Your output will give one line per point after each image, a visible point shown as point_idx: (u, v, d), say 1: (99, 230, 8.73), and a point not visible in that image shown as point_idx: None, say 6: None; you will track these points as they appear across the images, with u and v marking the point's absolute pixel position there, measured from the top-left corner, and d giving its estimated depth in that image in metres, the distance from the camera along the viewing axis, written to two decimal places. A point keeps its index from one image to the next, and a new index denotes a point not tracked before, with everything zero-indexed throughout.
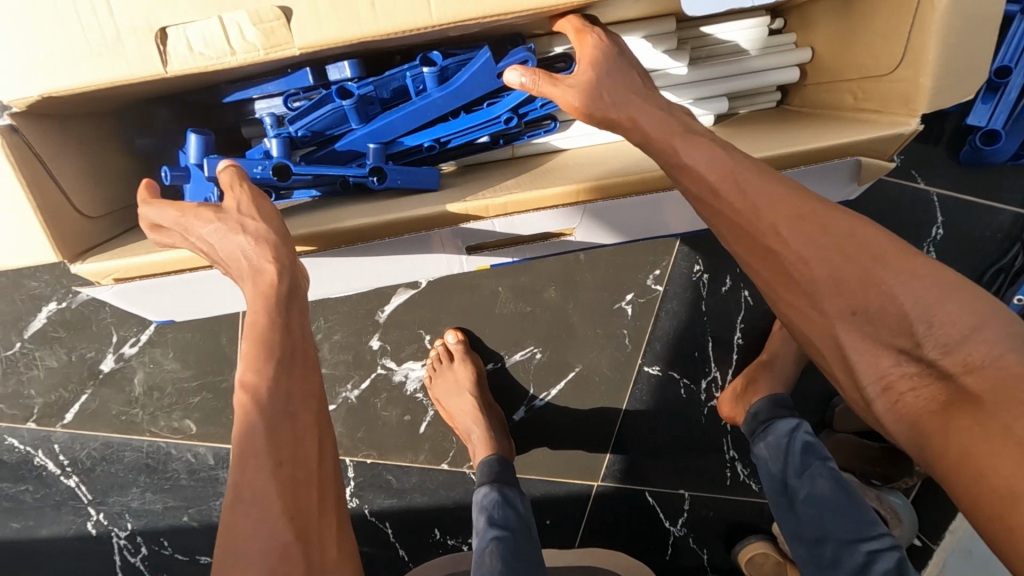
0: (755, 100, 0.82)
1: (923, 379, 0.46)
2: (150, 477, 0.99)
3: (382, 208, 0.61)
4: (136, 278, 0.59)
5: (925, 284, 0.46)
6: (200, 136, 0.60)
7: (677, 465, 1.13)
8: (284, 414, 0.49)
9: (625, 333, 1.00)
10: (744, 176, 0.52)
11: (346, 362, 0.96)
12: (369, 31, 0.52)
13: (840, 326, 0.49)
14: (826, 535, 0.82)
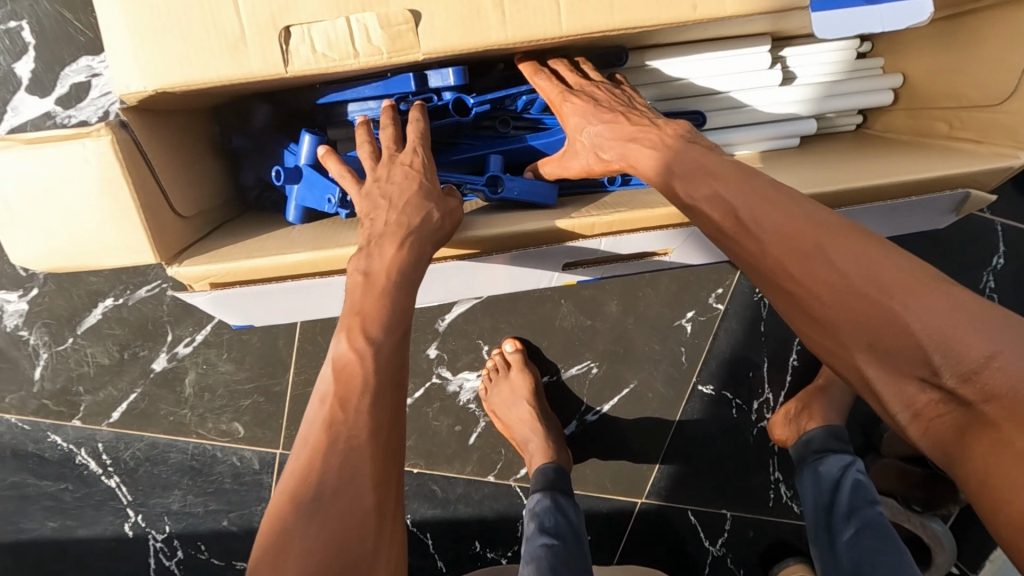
0: (836, 122, 0.82)
1: (946, 407, 0.41)
2: (193, 479, 0.96)
3: (482, 224, 0.61)
4: (228, 283, 0.58)
5: (940, 306, 0.41)
6: (314, 139, 0.65)
7: (721, 484, 1.12)
8: (389, 388, 0.49)
9: (682, 350, 1.00)
10: (751, 210, 0.49)
11: None
12: (494, 40, 0.52)
13: (858, 359, 0.44)
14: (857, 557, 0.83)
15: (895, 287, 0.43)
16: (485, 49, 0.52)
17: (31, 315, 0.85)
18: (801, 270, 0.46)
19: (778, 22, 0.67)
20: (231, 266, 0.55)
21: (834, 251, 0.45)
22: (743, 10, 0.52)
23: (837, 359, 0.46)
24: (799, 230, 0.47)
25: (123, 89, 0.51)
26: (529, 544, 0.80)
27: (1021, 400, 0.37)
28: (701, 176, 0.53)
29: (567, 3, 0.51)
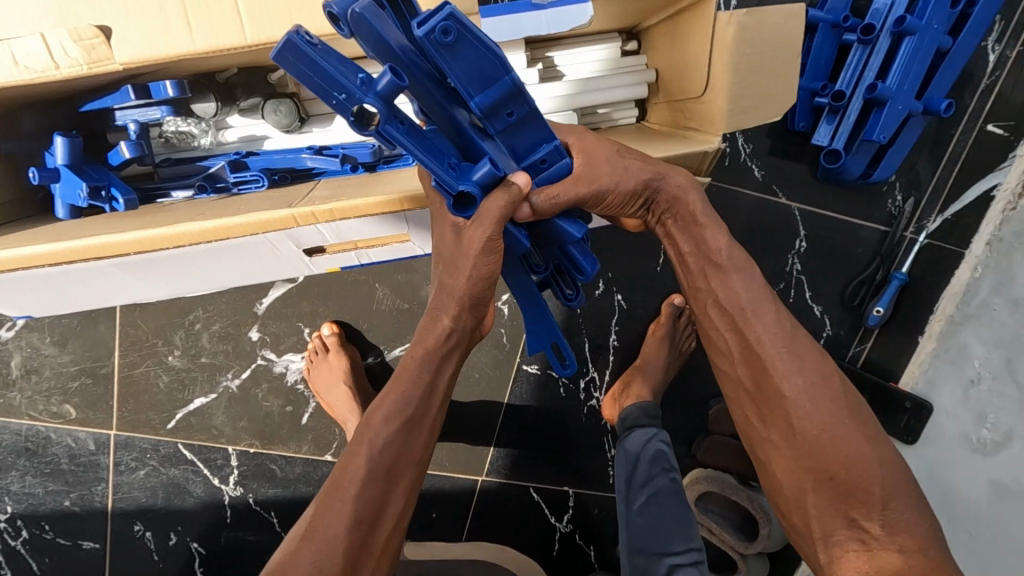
0: (613, 116, 0.88)
1: (864, 545, 0.60)
2: (30, 460, 1.01)
3: (223, 212, 0.65)
4: None
5: (893, 476, 0.62)
6: (67, 141, 0.65)
7: (560, 462, 1.17)
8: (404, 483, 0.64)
9: (502, 332, 1.05)
10: (751, 317, 0.68)
11: (226, 352, 0.98)
12: (186, 52, 0.57)
13: (778, 463, 0.66)
14: (652, 535, 0.91)
15: (835, 423, 0.63)
16: (182, 59, 0.58)
17: None
18: (766, 336, 0.67)
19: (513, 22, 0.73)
20: None
21: (774, 334, 0.67)
22: (420, 18, 0.58)
23: (775, 454, 0.66)
24: (797, 343, 0.67)
25: None
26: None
27: (892, 492, 0.61)
28: (744, 268, 0.70)
29: (248, 16, 0.56)
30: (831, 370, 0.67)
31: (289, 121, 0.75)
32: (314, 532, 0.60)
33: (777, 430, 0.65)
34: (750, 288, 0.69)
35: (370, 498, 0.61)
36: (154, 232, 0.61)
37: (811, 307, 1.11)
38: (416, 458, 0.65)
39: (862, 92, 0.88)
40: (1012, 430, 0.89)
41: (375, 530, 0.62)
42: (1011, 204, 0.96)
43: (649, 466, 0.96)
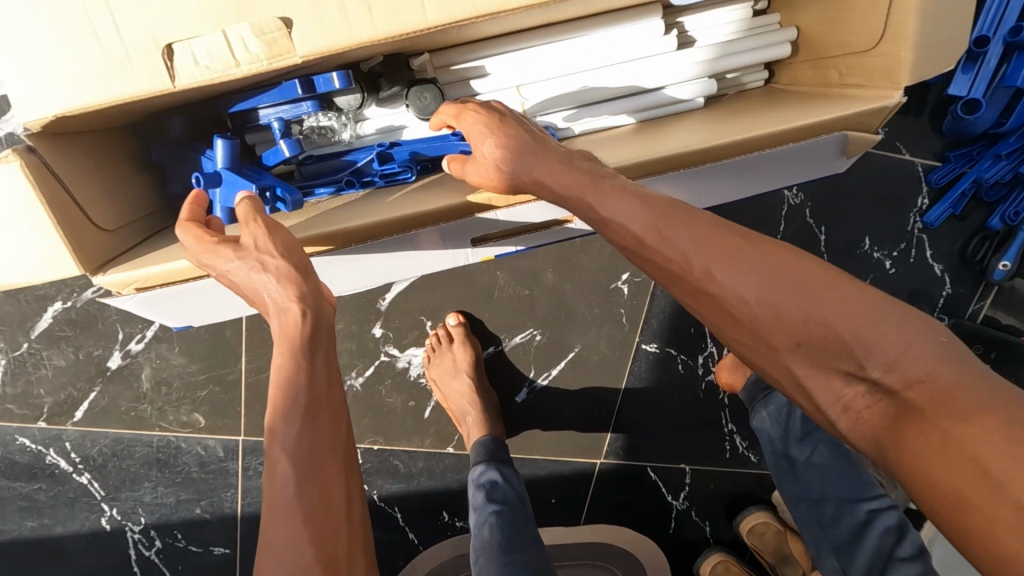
0: (741, 81, 0.85)
1: (873, 396, 0.47)
2: (161, 470, 1.00)
3: (399, 205, 0.63)
4: (154, 287, 0.61)
5: (866, 307, 0.48)
6: (226, 142, 0.63)
7: (677, 437, 1.15)
8: (314, 467, 0.52)
9: (623, 312, 1.02)
10: (720, 273, 0.51)
11: (350, 350, 0.98)
12: (366, 37, 0.55)
13: (787, 358, 0.51)
14: (828, 497, 0.90)
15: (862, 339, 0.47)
16: (358, 47, 0.55)
17: None
18: (749, 297, 0.50)
19: None
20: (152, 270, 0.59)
21: (769, 284, 0.50)
22: None
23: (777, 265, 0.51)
24: (732, 269, 0.51)
25: (28, 118, 0.53)
26: (479, 513, 0.87)
27: (938, 389, 0.44)
28: (738, 263, 0.51)
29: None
30: (735, 243, 0.51)
31: (435, 106, 0.71)
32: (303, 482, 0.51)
33: (727, 326, 0.53)
34: (750, 293, 0.50)
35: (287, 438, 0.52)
36: (335, 233, 0.60)
37: (930, 265, 1.07)
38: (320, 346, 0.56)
39: (1004, 36, 0.84)
40: None
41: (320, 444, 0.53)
42: None
43: (800, 418, 0.91)
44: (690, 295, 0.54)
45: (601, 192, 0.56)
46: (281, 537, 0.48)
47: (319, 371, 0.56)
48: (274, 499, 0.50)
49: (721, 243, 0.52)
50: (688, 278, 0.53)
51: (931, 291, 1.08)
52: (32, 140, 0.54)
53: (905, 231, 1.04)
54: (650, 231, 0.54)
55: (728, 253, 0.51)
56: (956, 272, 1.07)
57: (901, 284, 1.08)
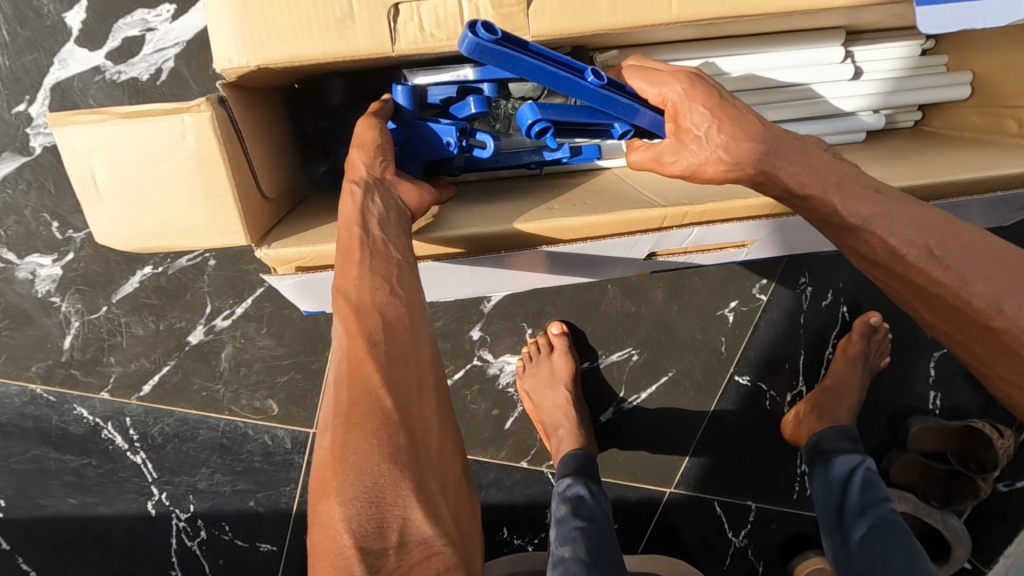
0: (895, 119, 0.81)
1: None
2: (222, 457, 0.93)
3: (581, 207, 0.58)
4: (316, 267, 0.55)
5: None
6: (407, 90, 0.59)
7: (749, 473, 1.12)
8: (390, 379, 0.44)
9: (723, 340, 0.99)
10: (938, 245, 0.48)
11: (443, 350, 0.93)
12: (604, 24, 0.50)
13: (992, 361, 0.50)
14: None
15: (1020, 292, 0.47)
16: (592, 33, 0.51)
17: (65, 280, 0.80)
18: (984, 289, 0.47)
19: (850, 16, 0.67)
20: (324, 249, 0.53)
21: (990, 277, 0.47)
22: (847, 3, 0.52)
23: (908, 243, 0.49)
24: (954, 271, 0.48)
25: (225, 63, 0.48)
26: (563, 526, 0.81)
27: None
28: (920, 244, 0.49)
29: None
30: (958, 232, 0.49)
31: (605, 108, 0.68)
32: (340, 404, 0.43)
33: (931, 316, 0.51)
34: (926, 257, 0.49)
35: (370, 364, 0.44)
36: (531, 227, 0.56)
37: None
38: (405, 278, 0.49)
39: None
40: None
41: (396, 362, 0.45)
42: None
43: (863, 492, 0.89)
44: (908, 295, 0.51)
45: (812, 175, 0.51)
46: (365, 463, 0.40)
47: (349, 289, 0.47)
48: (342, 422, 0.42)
49: (980, 260, 0.48)
50: (873, 259, 0.51)
51: None
52: (225, 90, 0.49)
53: None
54: (837, 216, 0.50)
55: (962, 242, 0.48)
56: None
57: None
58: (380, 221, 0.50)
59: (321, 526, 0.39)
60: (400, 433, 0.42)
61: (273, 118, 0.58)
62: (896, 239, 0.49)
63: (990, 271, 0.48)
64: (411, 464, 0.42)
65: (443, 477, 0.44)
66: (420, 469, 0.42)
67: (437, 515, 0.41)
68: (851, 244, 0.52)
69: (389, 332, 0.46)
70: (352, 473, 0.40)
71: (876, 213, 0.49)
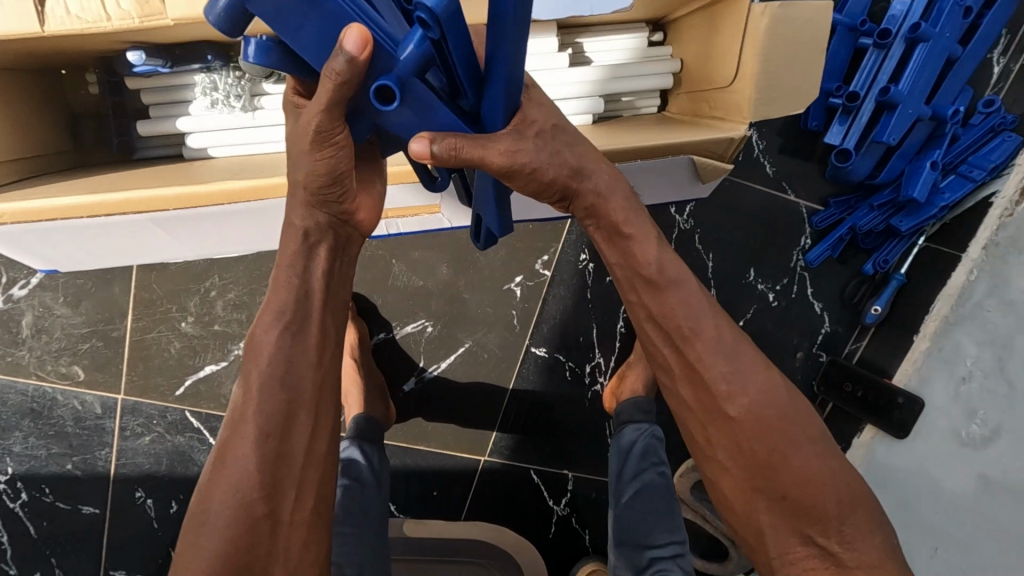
0: (635, 104, 0.90)
1: (820, 561, 0.66)
2: (34, 421, 1.00)
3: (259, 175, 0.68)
4: (10, 223, 0.63)
5: (822, 463, 0.67)
6: None
7: (563, 443, 1.19)
8: (273, 465, 0.58)
9: (514, 314, 1.06)
10: (702, 352, 0.68)
11: (239, 320, 0.99)
12: None
13: (763, 506, 0.67)
14: (623, 539, 0.97)
15: (790, 448, 0.67)
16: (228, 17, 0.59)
17: None
18: (806, 464, 0.67)
19: None
20: (7, 206, 0.61)
21: (810, 452, 0.67)
22: None
23: (708, 350, 0.68)
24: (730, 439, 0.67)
25: None
26: None
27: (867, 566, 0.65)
28: (688, 315, 0.68)
29: None
30: (737, 338, 0.69)
31: None
32: (224, 455, 0.58)
33: (713, 428, 0.68)
34: (753, 395, 0.67)
35: (265, 447, 0.58)
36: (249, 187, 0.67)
37: (811, 302, 1.15)
38: (310, 350, 0.61)
39: (875, 94, 0.92)
40: (999, 426, 0.93)
41: (277, 465, 0.58)
42: (1008, 211, 1.00)
43: (640, 458, 1.01)
44: (716, 414, 0.68)
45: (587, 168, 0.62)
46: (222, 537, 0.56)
47: (262, 357, 0.59)
48: (210, 491, 0.58)
49: (771, 396, 0.68)
50: (676, 333, 0.68)
51: (810, 325, 1.16)
52: None
53: (788, 267, 1.11)
54: (653, 315, 0.69)
55: (726, 353, 0.68)
56: (833, 312, 1.16)
57: (784, 317, 1.15)
58: (324, 277, 0.61)
59: (186, 564, 0.56)
60: (264, 507, 0.57)
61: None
62: (669, 331, 0.69)
63: (774, 396, 0.68)
64: (257, 540, 0.57)
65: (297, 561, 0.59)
66: (269, 542, 0.57)
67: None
68: (700, 385, 0.68)
69: (287, 419, 0.59)
70: (215, 527, 0.56)
71: (703, 385, 0.68)
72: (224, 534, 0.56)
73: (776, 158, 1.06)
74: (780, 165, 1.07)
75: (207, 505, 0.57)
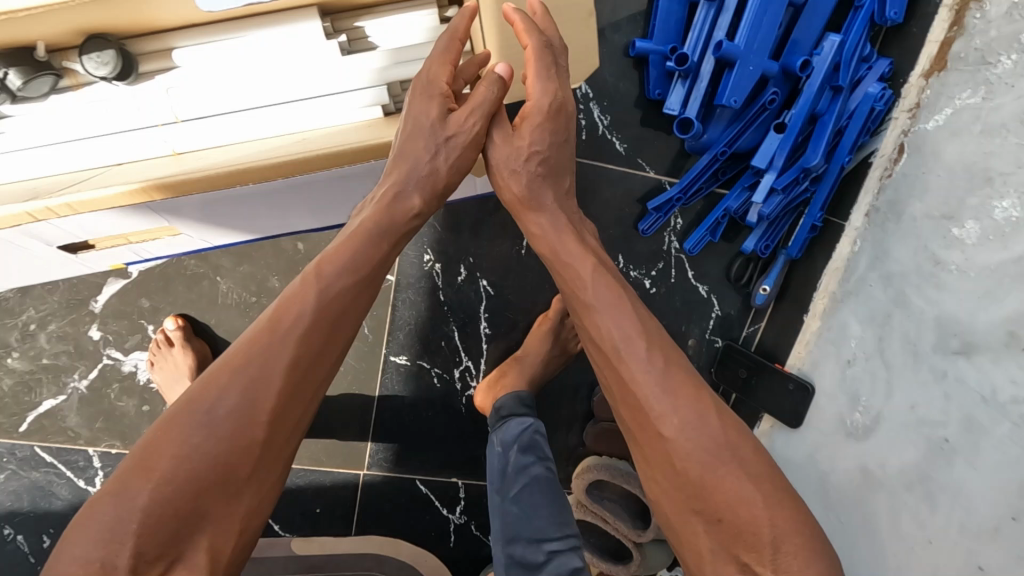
0: None
1: None
2: None
3: None
4: None
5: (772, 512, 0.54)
6: None
7: (445, 450, 1.13)
8: (191, 454, 0.51)
9: (364, 323, 1.01)
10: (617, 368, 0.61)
11: (68, 352, 0.95)
12: None
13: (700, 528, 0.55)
14: (518, 534, 0.83)
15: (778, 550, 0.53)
16: None
17: None
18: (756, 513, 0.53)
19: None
20: None
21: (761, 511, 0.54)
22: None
23: (627, 383, 0.60)
24: (676, 411, 0.58)
25: None
26: None
27: None
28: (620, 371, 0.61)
29: None
30: (699, 385, 0.60)
31: (116, 58, 0.66)
32: (275, 328, 0.57)
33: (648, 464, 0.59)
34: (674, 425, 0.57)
35: (243, 454, 0.53)
36: None
37: (696, 287, 1.06)
38: (259, 341, 0.57)
39: (710, 53, 0.81)
40: (879, 414, 0.84)
41: (251, 449, 0.53)
42: (887, 170, 0.89)
43: (523, 451, 0.90)
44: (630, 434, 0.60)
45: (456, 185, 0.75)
46: (171, 470, 0.51)
47: (274, 316, 0.58)
48: (153, 455, 0.51)
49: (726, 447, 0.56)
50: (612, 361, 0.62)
51: (698, 310, 1.07)
52: None
53: (662, 250, 1.02)
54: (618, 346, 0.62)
55: (689, 396, 0.59)
56: (722, 294, 1.07)
57: (666, 304, 1.06)
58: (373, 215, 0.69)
59: (150, 461, 0.51)
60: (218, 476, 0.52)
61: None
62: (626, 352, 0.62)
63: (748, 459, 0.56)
64: (191, 527, 0.51)
65: (687, 422, 0.57)
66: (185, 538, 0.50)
67: (241, 511, 0.53)
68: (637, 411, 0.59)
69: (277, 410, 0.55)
70: (229, 386, 0.54)
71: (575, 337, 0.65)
72: (175, 501, 0.50)
73: (632, 133, 0.97)
74: (639, 141, 0.97)
75: (196, 441, 0.52)
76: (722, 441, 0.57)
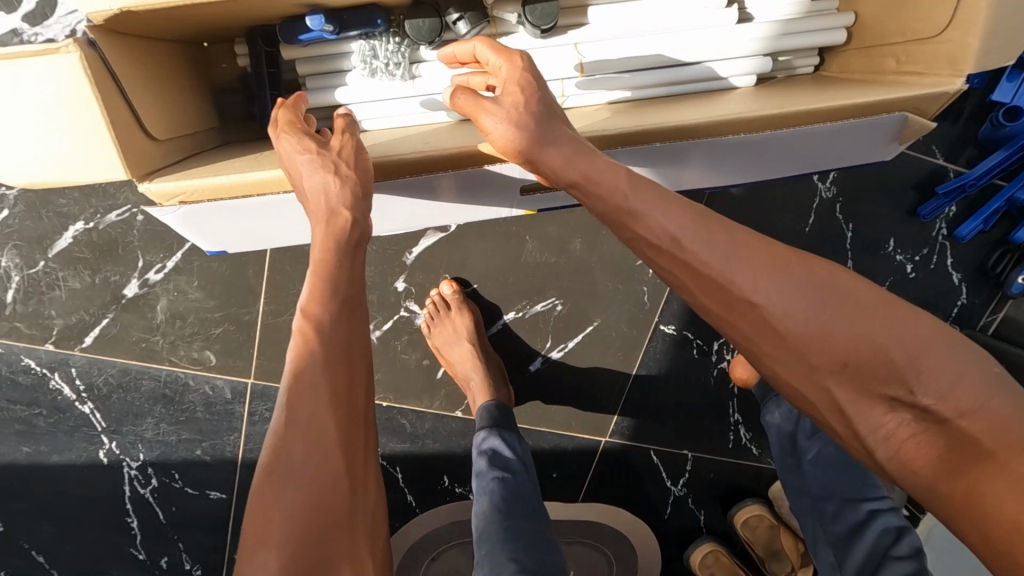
0: (792, 64, 0.83)
1: (921, 426, 0.49)
2: (166, 407, 0.98)
3: (416, 146, 0.65)
4: (198, 201, 0.60)
5: (915, 334, 0.49)
6: None
7: (685, 421, 1.16)
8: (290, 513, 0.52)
9: (645, 290, 1.03)
10: (714, 243, 0.53)
11: (371, 302, 1.01)
12: None
13: (828, 380, 0.51)
14: (831, 494, 0.90)
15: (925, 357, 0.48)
16: None
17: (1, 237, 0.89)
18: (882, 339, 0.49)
19: None
20: (201, 183, 0.58)
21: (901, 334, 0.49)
22: None
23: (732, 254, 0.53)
24: (768, 273, 0.52)
25: (91, 8, 0.51)
26: (480, 477, 0.87)
27: (1008, 432, 0.46)
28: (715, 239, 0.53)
29: None
30: (768, 244, 0.54)
31: (552, 9, 0.69)
32: (300, 377, 0.56)
33: (766, 343, 0.53)
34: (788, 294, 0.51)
35: (308, 507, 0.52)
36: (431, 160, 0.62)
37: (950, 273, 1.08)
38: (305, 387, 0.56)
39: None
40: None
41: (316, 503, 0.53)
42: None
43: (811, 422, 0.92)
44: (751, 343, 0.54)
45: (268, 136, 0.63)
46: (284, 531, 0.51)
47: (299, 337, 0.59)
48: (269, 502, 0.52)
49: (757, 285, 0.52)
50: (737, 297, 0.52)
51: (947, 299, 1.09)
52: (92, 34, 0.52)
53: (930, 236, 1.05)
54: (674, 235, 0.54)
55: (776, 265, 0.52)
56: (971, 286, 1.09)
57: (921, 290, 1.09)
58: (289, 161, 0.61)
59: (263, 530, 0.51)
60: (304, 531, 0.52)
61: (156, 70, 0.63)
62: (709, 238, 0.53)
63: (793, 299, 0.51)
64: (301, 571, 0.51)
65: (787, 292, 0.51)
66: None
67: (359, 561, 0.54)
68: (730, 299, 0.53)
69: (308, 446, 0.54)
70: (291, 441, 0.54)
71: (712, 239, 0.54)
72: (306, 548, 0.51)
73: None
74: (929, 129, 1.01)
75: (273, 503, 0.52)
76: (825, 303, 0.51)
